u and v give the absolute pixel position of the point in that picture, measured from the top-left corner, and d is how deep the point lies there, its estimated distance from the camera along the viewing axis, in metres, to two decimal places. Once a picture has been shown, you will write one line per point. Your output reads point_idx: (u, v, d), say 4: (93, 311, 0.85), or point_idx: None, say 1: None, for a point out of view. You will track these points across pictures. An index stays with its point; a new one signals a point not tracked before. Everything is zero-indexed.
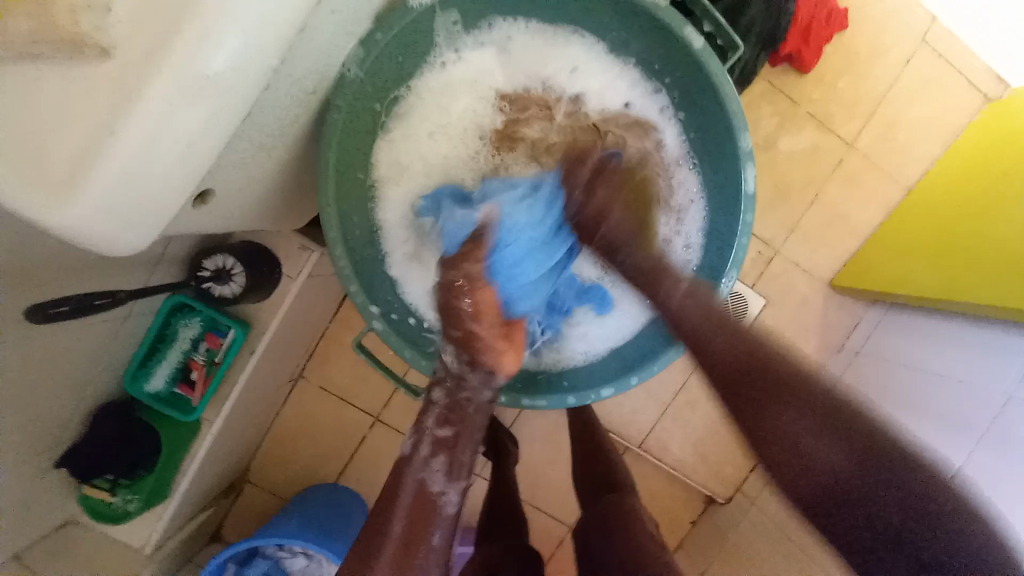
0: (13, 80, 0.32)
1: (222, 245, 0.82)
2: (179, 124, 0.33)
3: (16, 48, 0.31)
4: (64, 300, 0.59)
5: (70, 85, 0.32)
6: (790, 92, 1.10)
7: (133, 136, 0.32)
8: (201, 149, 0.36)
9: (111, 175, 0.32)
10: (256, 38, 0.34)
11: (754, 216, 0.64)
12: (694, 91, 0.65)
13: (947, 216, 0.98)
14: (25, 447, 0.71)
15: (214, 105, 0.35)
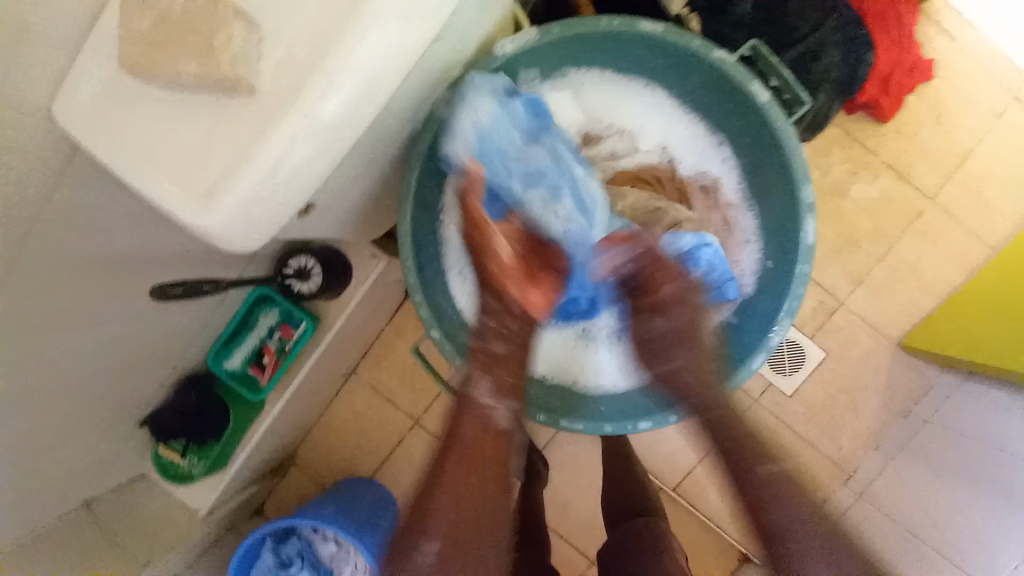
0: (183, 112, 0.42)
1: (304, 246, 0.91)
2: (299, 147, 0.40)
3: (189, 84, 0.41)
4: (180, 283, 0.71)
5: (223, 117, 0.41)
6: (866, 141, 1.06)
7: (264, 154, 0.40)
8: (318, 170, 0.42)
9: (243, 185, 0.40)
10: (378, 73, 0.40)
11: (811, 266, 0.64)
12: (759, 142, 0.67)
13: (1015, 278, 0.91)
14: (118, 405, 0.82)
15: (340, 134, 0.41)
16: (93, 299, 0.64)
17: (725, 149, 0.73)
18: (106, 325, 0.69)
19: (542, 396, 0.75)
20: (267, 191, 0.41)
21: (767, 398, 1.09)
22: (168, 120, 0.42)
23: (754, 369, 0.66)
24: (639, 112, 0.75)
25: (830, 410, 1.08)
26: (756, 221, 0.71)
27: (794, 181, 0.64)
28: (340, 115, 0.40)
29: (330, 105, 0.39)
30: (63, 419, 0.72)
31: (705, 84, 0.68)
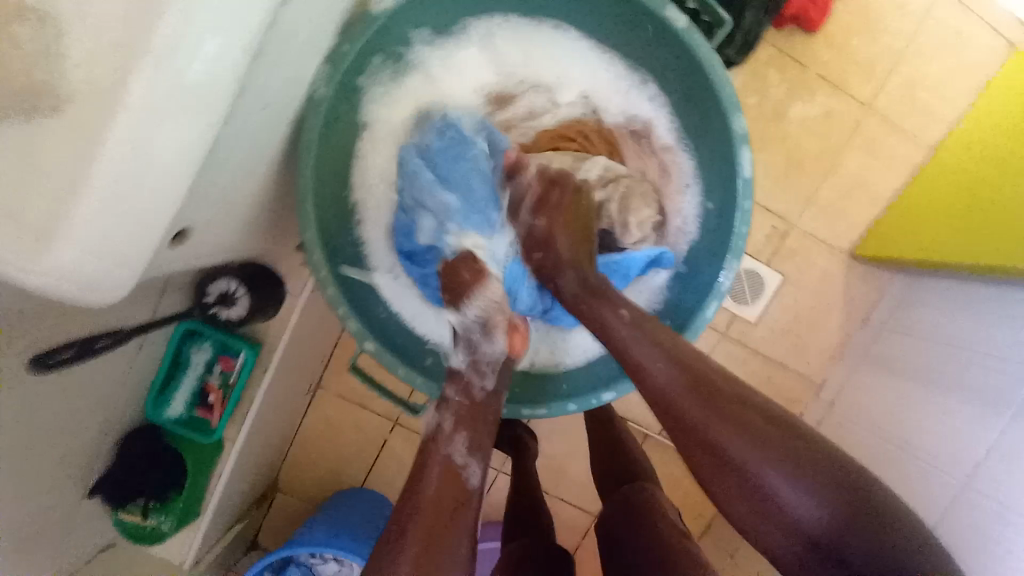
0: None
1: (222, 268, 0.81)
2: (159, 145, 0.34)
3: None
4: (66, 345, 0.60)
5: (28, 133, 0.32)
6: (800, 55, 1.04)
7: (105, 166, 0.33)
8: (182, 172, 0.37)
9: (89, 211, 0.33)
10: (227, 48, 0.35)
11: (751, 202, 0.61)
12: (682, 72, 0.63)
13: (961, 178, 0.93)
14: (52, 480, 0.73)
15: (196, 113, 0.35)
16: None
17: (650, 88, 0.67)
18: (12, 406, 0.59)
19: None
20: (125, 208, 0.34)
21: (736, 331, 1.10)
22: None
23: (708, 319, 0.64)
24: (554, 59, 0.68)
25: (798, 331, 1.10)
26: (693, 162, 0.67)
27: (723, 110, 0.60)
28: (197, 83, 0.34)
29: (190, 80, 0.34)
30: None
31: (616, 18, 0.63)
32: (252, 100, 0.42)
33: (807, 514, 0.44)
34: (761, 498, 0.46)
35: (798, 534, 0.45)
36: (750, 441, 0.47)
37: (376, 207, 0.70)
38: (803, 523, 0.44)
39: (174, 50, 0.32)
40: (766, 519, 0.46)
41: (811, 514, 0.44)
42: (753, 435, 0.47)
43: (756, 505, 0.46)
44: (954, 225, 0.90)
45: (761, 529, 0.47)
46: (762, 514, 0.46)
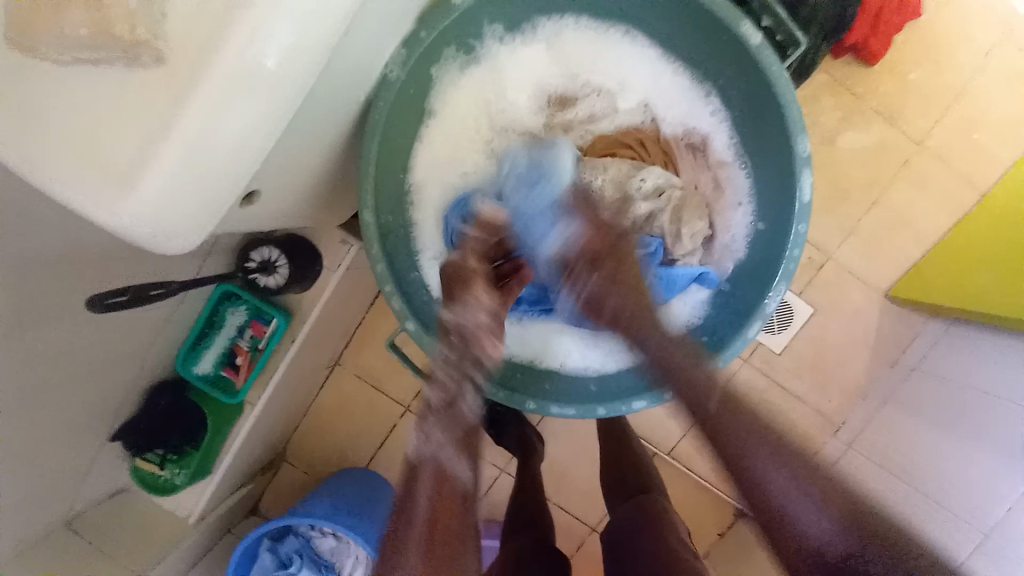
0: (77, 87, 0.35)
1: (266, 237, 0.85)
2: (232, 113, 0.35)
3: (84, 56, 0.35)
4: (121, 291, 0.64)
5: (129, 91, 0.35)
6: (855, 86, 1.03)
7: (184, 129, 0.34)
8: (253, 147, 0.38)
9: (163, 170, 0.35)
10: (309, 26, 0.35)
11: (808, 226, 0.61)
12: (750, 88, 0.63)
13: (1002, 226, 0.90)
14: (80, 420, 0.76)
15: (271, 92, 0.36)
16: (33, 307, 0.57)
17: (713, 101, 0.68)
18: (54, 336, 0.63)
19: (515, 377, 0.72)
20: (197, 171, 0.36)
21: (757, 357, 1.09)
22: (63, 99, 0.36)
23: (750, 339, 0.63)
24: (622, 64, 0.69)
25: (822, 364, 1.08)
26: (749, 180, 0.67)
27: (788, 131, 0.60)
28: (278, 66, 0.35)
29: (266, 62, 0.35)
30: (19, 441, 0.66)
31: (689, 29, 0.64)
32: (327, 77, 0.43)
33: (825, 535, 0.48)
34: (784, 524, 0.50)
35: (819, 557, 0.48)
36: (778, 463, 0.52)
37: (430, 191, 0.71)
38: (822, 553, 0.48)
39: (261, 26, 0.34)
40: (788, 537, 0.50)
41: (826, 539, 0.48)
42: (783, 460, 0.52)
43: (779, 524, 0.50)
44: (997, 271, 0.86)
45: (784, 550, 0.50)
46: (778, 529, 0.50)
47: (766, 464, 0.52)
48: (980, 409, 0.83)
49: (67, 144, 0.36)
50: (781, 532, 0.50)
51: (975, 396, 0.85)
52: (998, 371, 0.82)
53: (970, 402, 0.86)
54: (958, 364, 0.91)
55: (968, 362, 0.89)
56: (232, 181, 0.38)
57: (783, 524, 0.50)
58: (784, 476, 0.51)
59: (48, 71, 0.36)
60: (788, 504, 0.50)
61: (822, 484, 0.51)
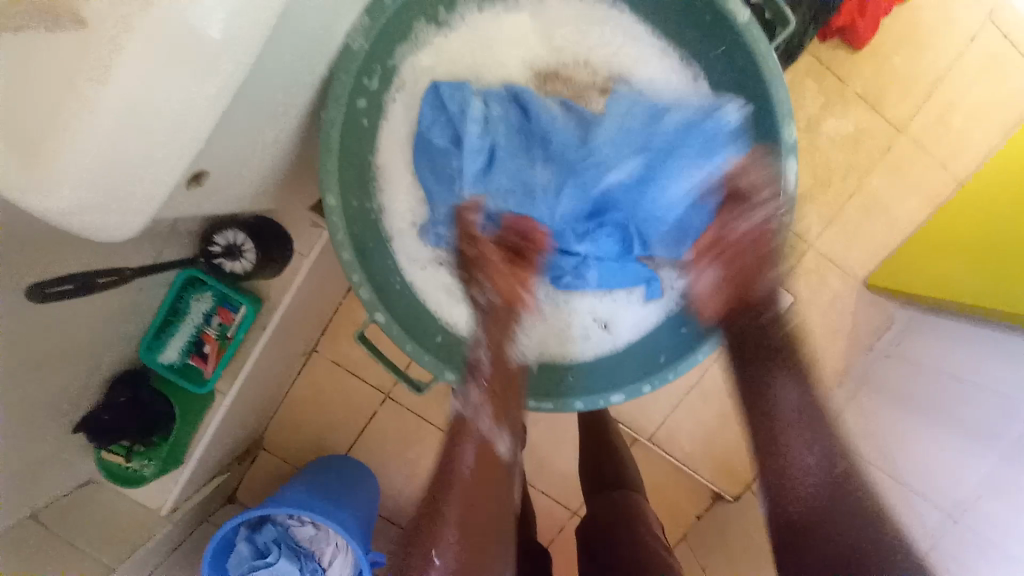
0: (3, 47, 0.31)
1: (231, 219, 0.80)
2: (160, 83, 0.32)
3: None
4: (66, 279, 0.58)
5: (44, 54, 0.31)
6: (841, 70, 1.01)
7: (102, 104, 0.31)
8: (184, 115, 0.35)
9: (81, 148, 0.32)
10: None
11: (790, 216, 0.62)
12: (736, 72, 0.63)
13: (973, 214, 0.92)
14: (42, 413, 0.72)
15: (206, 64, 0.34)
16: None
17: (701, 84, 0.68)
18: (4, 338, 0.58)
19: None
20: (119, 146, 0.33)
21: None
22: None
23: None
24: (612, 40, 0.69)
25: None
26: None
27: (774, 117, 0.60)
28: (218, 38, 0.33)
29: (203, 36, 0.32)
30: None
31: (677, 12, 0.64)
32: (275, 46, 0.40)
33: (815, 474, 0.56)
34: (785, 462, 0.58)
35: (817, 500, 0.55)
36: (818, 435, 0.58)
37: (400, 174, 0.69)
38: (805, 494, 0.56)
39: None
40: (784, 473, 0.58)
41: (817, 482, 0.56)
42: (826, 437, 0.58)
43: (777, 463, 0.59)
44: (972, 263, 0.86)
45: (778, 481, 0.58)
46: (781, 466, 0.58)
47: (795, 431, 0.59)
48: (953, 399, 0.81)
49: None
50: (782, 468, 0.58)
51: (957, 384, 0.81)
52: (981, 357, 0.79)
53: (949, 394, 0.83)
54: (933, 351, 0.91)
55: (939, 351, 0.89)
56: (166, 159, 0.37)
57: (783, 457, 0.59)
58: (817, 443, 0.58)
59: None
60: (795, 451, 0.58)
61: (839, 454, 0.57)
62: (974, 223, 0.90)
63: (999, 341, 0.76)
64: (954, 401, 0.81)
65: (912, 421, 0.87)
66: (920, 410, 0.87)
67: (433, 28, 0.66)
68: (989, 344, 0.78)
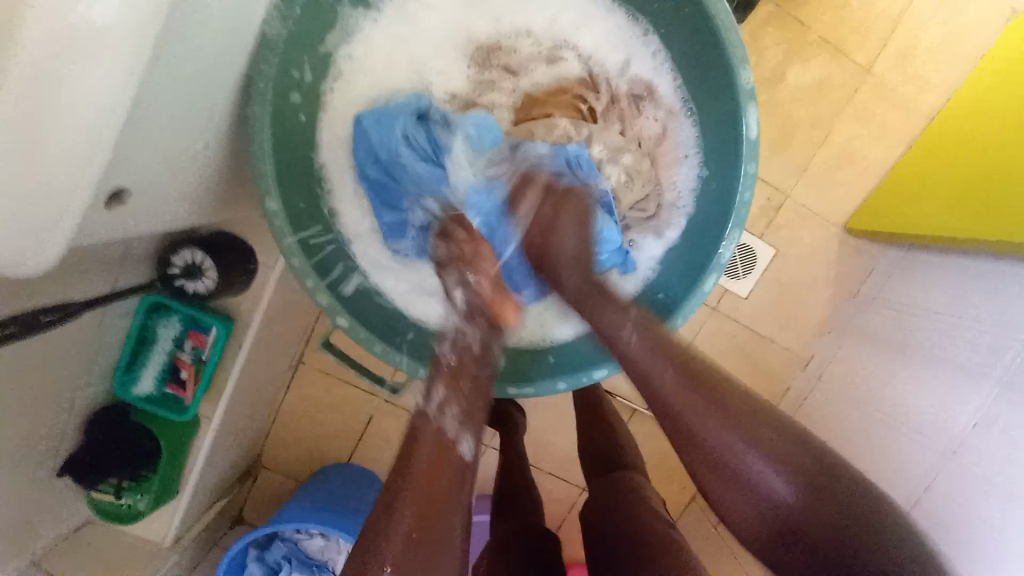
0: None
1: (188, 237, 0.77)
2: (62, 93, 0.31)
3: None
4: (4, 323, 0.53)
5: None
6: (799, 15, 0.99)
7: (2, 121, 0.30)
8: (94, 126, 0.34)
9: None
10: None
11: (756, 165, 0.59)
12: (685, 23, 0.60)
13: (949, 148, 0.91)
14: (17, 462, 0.70)
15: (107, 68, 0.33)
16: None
17: (652, 42, 0.65)
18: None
19: None
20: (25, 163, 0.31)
21: (724, 305, 1.08)
22: None
23: (706, 292, 0.61)
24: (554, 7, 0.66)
25: (787, 306, 1.08)
26: (694, 129, 0.64)
27: (728, 65, 0.57)
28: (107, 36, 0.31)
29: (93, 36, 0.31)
30: None
31: None
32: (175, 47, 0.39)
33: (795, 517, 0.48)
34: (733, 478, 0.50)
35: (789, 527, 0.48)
36: (734, 427, 0.51)
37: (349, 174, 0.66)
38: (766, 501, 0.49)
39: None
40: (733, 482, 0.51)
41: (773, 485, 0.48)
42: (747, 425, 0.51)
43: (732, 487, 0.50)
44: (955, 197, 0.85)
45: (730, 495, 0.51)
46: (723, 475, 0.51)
47: (711, 422, 0.51)
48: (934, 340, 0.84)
49: None
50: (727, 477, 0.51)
51: (935, 319, 0.85)
52: (958, 294, 0.82)
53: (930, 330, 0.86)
54: (915, 291, 0.93)
55: (927, 288, 0.90)
56: (73, 179, 0.34)
57: (714, 456, 0.51)
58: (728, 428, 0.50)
59: None
60: (728, 447, 0.50)
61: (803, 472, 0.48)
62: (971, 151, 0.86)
63: (979, 274, 0.79)
64: (933, 342, 0.83)
65: (893, 362, 0.90)
66: (903, 349, 0.90)
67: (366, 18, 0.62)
68: (968, 281, 0.81)
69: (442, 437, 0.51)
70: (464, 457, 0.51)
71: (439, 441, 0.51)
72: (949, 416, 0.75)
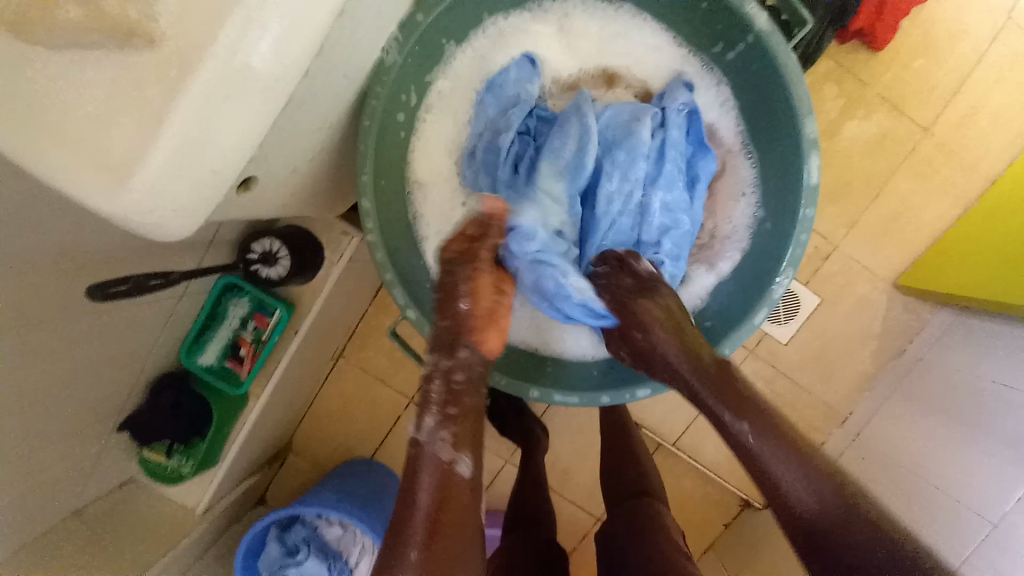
0: (61, 67, 0.35)
1: (267, 228, 0.85)
2: (229, 104, 0.35)
3: (66, 41, 0.33)
4: (122, 280, 0.65)
5: (114, 72, 0.34)
6: (860, 73, 1.01)
7: (181, 113, 0.34)
8: (249, 129, 0.38)
9: (156, 158, 0.35)
10: (301, 20, 0.36)
11: (814, 209, 0.61)
12: (755, 75, 0.63)
13: (1010, 208, 0.89)
14: (89, 408, 0.77)
15: (265, 85, 0.37)
16: (37, 298, 0.59)
17: (722, 91, 0.68)
18: (39, 335, 0.62)
19: (521, 367, 0.74)
20: (190, 156, 0.36)
21: (763, 348, 1.08)
22: (44, 80, 0.35)
23: (757, 324, 0.63)
24: (636, 55, 0.71)
25: (828, 357, 1.07)
26: (752, 173, 0.67)
27: (794, 113, 0.60)
28: (271, 58, 0.36)
29: (259, 58, 0.35)
30: (38, 425, 0.69)
31: (692, 23, 0.65)
32: (315, 68, 0.44)
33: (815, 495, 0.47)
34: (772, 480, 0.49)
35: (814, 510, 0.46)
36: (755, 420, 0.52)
37: (430, 190, 0.72)
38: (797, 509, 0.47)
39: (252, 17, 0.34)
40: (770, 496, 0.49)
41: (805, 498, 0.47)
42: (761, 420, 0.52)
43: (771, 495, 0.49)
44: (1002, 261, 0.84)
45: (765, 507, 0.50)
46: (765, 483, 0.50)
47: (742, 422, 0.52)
48: (972, 404, 0.83)
49: (57, 130, 0.35)
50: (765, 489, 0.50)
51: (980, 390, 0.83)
52: (995, 363, 0.82)
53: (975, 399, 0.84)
54: (958, 358, 0.91)
55: (966, 358, 0.89)
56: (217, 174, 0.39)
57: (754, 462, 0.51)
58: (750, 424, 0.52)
59: (13, 50, 0.34)
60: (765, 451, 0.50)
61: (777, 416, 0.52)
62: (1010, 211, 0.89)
63: (1014, 339, 0.81)
64: (972, 407, 0.83)
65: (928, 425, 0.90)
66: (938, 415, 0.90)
67: (459, 47, 0.68)
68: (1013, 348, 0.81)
69: (443, 465, 0.52)
70: (463, 475, 0.52)
71: (440, 471, 0.52)
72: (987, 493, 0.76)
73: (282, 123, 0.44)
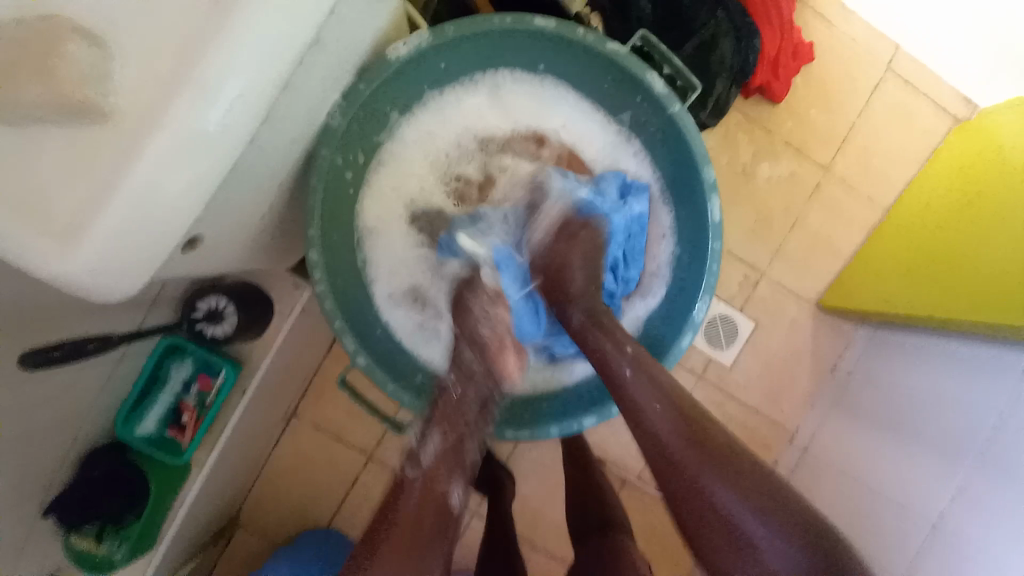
0: (15, 139, 0.36)
1: (214, 285, 0.83)
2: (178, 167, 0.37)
3: (21, 115, 0.35)
4: (54, 346, 0.64)
5: (68, 144, 0.36)
6: (765, 122, 1.15)
7: (132, 178, 0.36)
8: (199, 189, 0.39)
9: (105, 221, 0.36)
10: (251, 91, 0.39)
11: (721, 243, 0.68)
12: (661, 132, 0.71)
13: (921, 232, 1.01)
14: (13, 490, 0.70)
15: (213, 148, 0.38)
16: None
17: (636, 145, 0.76)
18: None
19: None
20: (140, 217, 0.37)
21: (711, 373, 1.14)
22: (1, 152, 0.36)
23: (684, 348, 0.69)
24: (562, 117, 0.78)
25: (769, 377, 1.14)
26: (671, 215, 0.75)
27: (696, 163, 0.68)
28: (219, 126, 0.38)
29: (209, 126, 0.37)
30: None
31: (602, 90, 0.74)
32: (264, 132, 0.46)
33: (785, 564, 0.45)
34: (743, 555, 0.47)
35: None
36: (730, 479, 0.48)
37: (376, 240, 0.75)
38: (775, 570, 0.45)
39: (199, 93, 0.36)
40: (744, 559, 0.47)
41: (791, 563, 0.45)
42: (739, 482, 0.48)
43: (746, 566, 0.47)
44: (923, 279, 0.95)
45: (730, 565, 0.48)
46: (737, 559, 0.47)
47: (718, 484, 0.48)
48: (931, 418, 0.90)
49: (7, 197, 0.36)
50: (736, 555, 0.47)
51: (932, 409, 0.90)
52: (954, 382, 0.87)
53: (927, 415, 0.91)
54: (907, 370, 0.98)
55: (914, 371, 0.96)
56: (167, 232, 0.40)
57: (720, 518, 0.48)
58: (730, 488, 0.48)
59: None
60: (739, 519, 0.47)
61: (799, 528, 0.46)
62: (918, 246, 1.00)
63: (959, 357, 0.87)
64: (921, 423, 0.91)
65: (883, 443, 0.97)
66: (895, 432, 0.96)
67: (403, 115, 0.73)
68: (955, 367, 0.87)
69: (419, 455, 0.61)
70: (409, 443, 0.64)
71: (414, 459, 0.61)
72: (933, 494, 0.85)
73: (232, 184, 0.46)
